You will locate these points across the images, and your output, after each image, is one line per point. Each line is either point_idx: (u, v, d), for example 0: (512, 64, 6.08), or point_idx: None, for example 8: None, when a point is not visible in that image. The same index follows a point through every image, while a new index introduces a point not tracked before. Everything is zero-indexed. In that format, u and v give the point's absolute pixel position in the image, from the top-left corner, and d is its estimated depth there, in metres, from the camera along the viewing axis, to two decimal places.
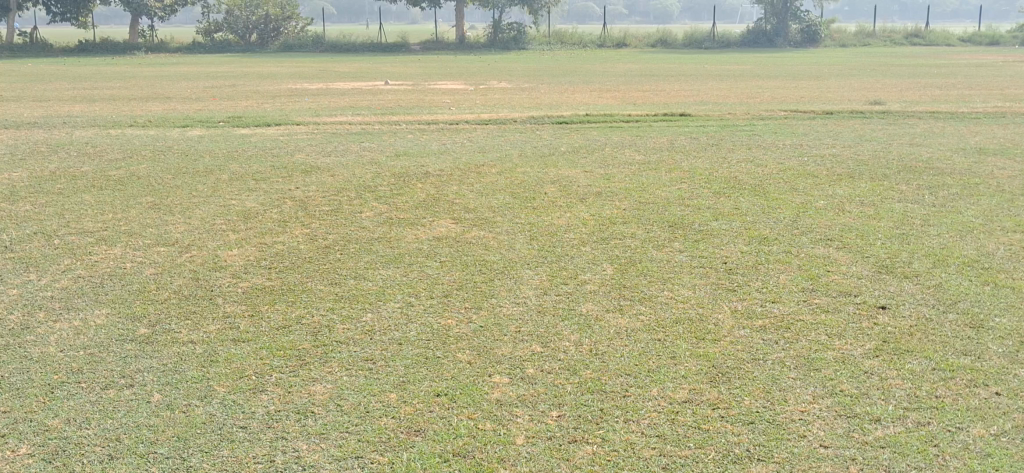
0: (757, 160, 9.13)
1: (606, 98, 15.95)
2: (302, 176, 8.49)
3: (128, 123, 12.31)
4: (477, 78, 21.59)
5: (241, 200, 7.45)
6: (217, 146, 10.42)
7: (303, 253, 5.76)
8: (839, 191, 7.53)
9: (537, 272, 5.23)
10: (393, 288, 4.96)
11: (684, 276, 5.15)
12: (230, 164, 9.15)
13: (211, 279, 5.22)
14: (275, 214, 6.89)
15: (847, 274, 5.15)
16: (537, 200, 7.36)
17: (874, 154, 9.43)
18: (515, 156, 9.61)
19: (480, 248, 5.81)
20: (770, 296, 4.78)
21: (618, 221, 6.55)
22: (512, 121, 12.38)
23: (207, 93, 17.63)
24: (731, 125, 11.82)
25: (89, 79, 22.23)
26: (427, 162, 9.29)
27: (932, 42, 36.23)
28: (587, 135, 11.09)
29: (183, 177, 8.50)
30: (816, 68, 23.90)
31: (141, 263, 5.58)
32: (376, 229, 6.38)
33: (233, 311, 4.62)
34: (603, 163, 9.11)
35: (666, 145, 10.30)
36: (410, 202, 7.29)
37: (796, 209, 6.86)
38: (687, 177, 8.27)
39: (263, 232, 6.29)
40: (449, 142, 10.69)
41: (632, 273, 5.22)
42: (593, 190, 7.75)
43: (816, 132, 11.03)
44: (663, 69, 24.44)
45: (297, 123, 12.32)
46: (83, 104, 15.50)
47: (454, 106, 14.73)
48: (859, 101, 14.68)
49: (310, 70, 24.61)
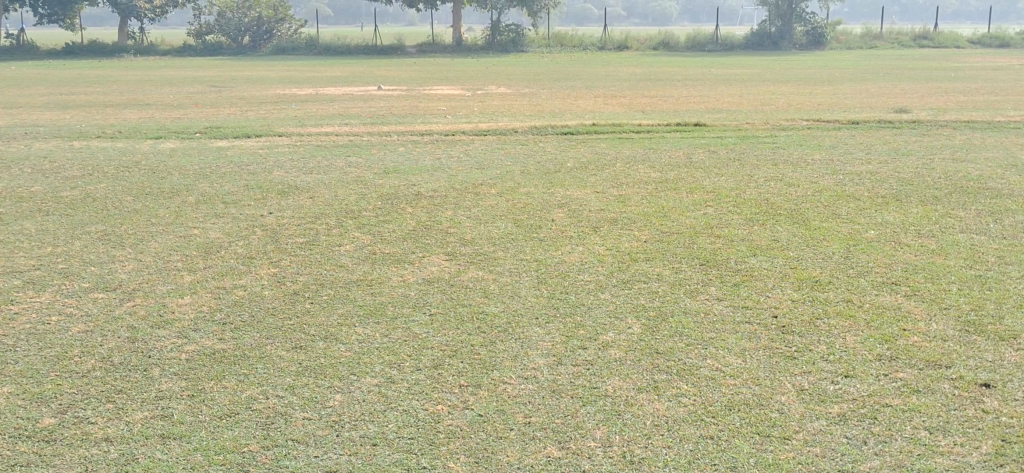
0: (786, 179, 8.21)
1: (611, 104, 15.03)
2: (276, 198, 7.54)
3: (95, 134, 11.35)
4: (474, 83, 20.65)
5: (202, 229, 6.50)
6: (188, 161, 9.47)
7: (266, 303, 4.80)
8: (888, 218, 6.60)
9: (548, 332, 4.27)
10: (372, 354, 4.01)
11: (730, 336, 4.19)
12: (198, 184, 8.20)
13: (149, 339, 4.26)
14: (239, 248, 5.92)
15: (930, 334, 4.21)
16: (544, 228, 6.42)
17: (916, 171, 8.50)
18: (516, 172, 8.71)
19: (478, 295, 4.86)
20: (840, 368, 3.82)
21: (640, 257, 5.61)
22: (513, 131, 11.46)
23: (189, 99, 16.69)
24: (750, 136, 10.91)
25: (68, 83, 21.19)
26: (419, 180, 8.36)
27: (942, 45, 35.35)
28: (595, 147, 10.17)
29: (143, 199, 7.55)
30: (827, 72, 22.94)
31: (69, 316, 4.61)
32: (355, 268, 5.42)
33: (167, 388, 3.66)
34: (614, 182, 8.19)
35: (682, 159, 9.39)
36: (397, 232, 6.34)
37: (844, 243, 5.92)
38: (711, 200, 7.34)
39: (221, 273, 5.34)
40: (444, 156, 9.76)
41: (665, 331, 4.26)
42: (607, 215, 6.82)
43: (845, 145, 10.10)
44: (667, 73, 23.50)
45: (281, 134, 11.38)
46: (54, 112, 14.50)
47: (450, 114, 13.83)
48: (883, 108, 13.74)
49: (301, 75, 23.64)
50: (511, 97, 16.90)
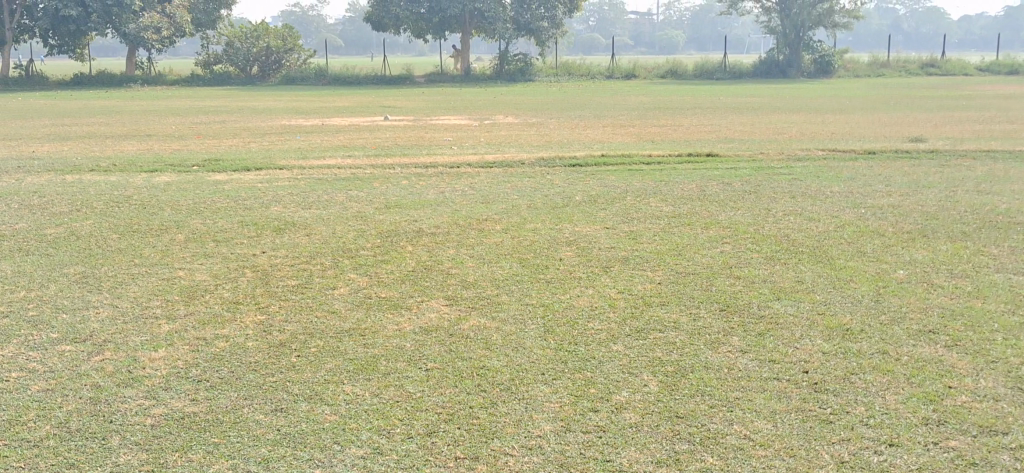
0: (806, 213, 7.82)
1: (621, 134, 14.68)
2: (270, 236, 7.18)
3: (90, 167, 10.98)
4: (481, 112, 20.33)
5: (188, 270, 6.13)
6: (183, 195, 9.13)
7: (247, 356, 4.40)
8: (918, 256, 6.18)
9: (556, 391, 3.87)
10: (360, 418, 3.62)
11: (757, 398, 3.79)
12: (190, 220, 7.84)
13: (115, 401, 3.89)
14: (224, 292, 5.55)
15: (980, 393, 3.79)
16: (552, 268, 6.02)
17: (940, 204, 8.09)
18: (523, 206, 8.34)
19: (479, 347, 4.46)
20: (883, 435, 3.40)
21: (653, 302, 5.20)
22: (520, 162, 11.10)
23: (192, 130, 16.40)
24: (765, 166, 10.53)
25: (71, 114, 20.90)
26: (421, 215, 7.99)
27: (950, 72, 35.02)
28: (604, 180, 9.79)
29: (130, 237, 7.19)
30: (838, 100, 22.59)
31: (30, 371, 4.23)
32: (349, 315, 5.03)
33: (127, 462, 3.28)
34: (626, 217, 7.80)
35: (695, 191, 9.01)
36: (395, 273, 5.95)
37: (873, 284, 5.50)
38: (729, 236, 6.94)
39: (202, 321, 4.96)
40: (449, 190, 9.40)
41: (685, 391, 3.86)
42: (618, 254, 6.43)
43: (864, 176, 9.69)
44: (676, 101, 23.17)
45: (282, 167, 11.03)
46: (52, 144, 14.15)
47: (456, 145, 13.49)
48: (898, 138, 13.35)
49: (307, 104, 23.39)
50: (518, 127, 16.57)
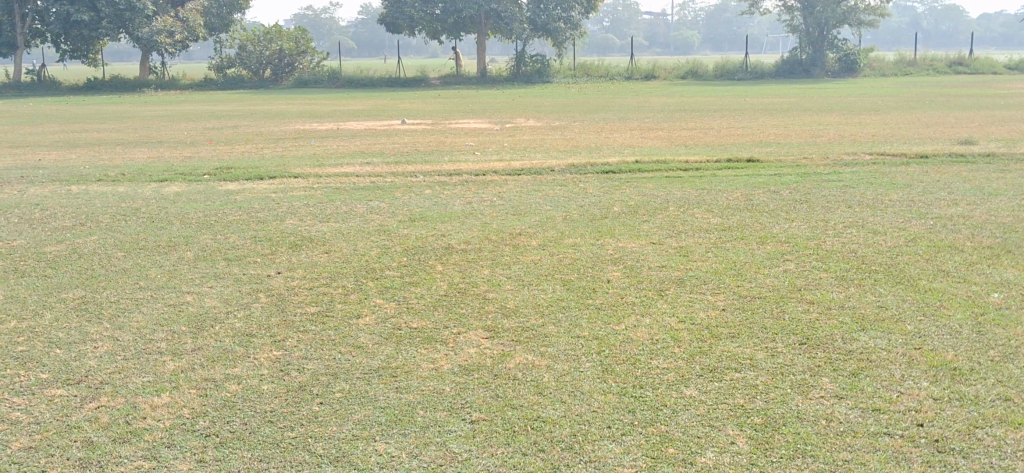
0: (868, 225, 7.17)
1: (651, 138, 14.07)
2: (286, 254, 6.59)
3: (97, 177, 10.44)
4: (501, 115, 19.73)
5: (197, 295, 5.54)
6: (193, 207, 8.57)
7: (263, 403, 3.81)
8: (1010, 277, 5.54)
9: (629, 452, 3.27)
10: None
11: (873, 462, 3.17)
12: (200, 236, 7.26)
13: (109, 463, 3.30)
14: (235, 322, 4.95)
15: None
16: (600, 292, 5.41)
17: (1014, 214, 7.43)
18: (558, 218, 7.74)
19: (530, 392, 3.86)
20: None
21: (721, 334, 4.58)
22: (549, 169, 10.49)
23: (204, 136, 15.89)
24: (812, 172, 9.89)
25: (81, 120, 20.42)
26: (449, 229, 7.41)
27: (978, 70, 34.20)
28: (641, 188, 9.18)
29: (135, 256, 6.62)
30: (869, 100, 21.89)
31: (14, 424, 3.64)
32: (378, 351, 4.43)
33: None
34: (672, 230, 7.18)
35: (742, 201, 8.38)
36: (425, 298, 5.35)
37: (968, 311, 4.87)
38: (790, 253, 6.32)
39: (211, 358, 4.38)
40: (476, 200, 8.80)
41: (783, 452, 3.25)
42: (671, 274, 5.81)
43: (922, 183, 9.04)
44: (701, 103, 22.51)
45: (297, 175, 10.46)
46: (59, 152, 13.63)
47: (478, 150, 12.91)
48: (946, 140, 12.67)
49: (322, 108, 22.86)
50: (541, 130, 15.95)
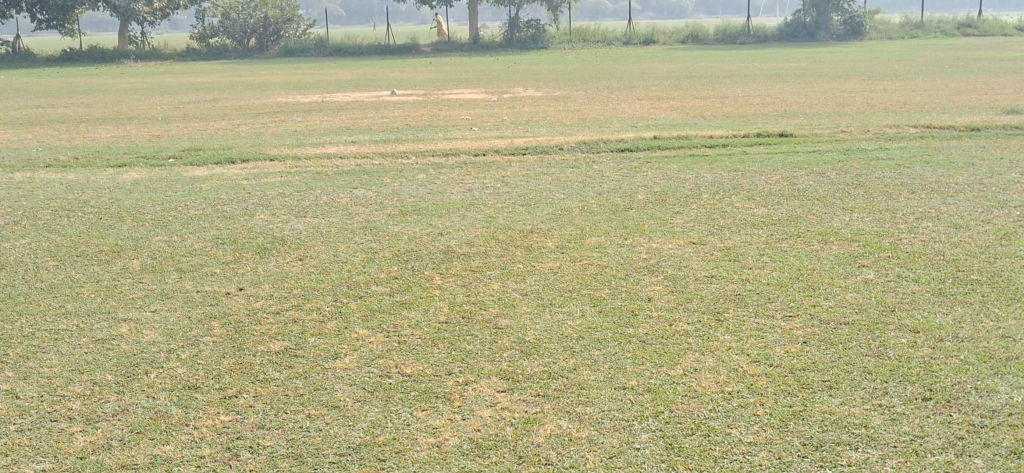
0: (944, 216, 6.04)
1: (663, 109, 12.91)
2: (252, 262, 5.45)
3: (47, 162, 9.25)
4: (497, 84, 18.51)
5: (136, 324, 4.41)
6: (151, 199, 7.40)
7: None
8: None
9: None
10: None
11: None
12: (152, 238, 6.11)
13: None
14: (177, 368, 3.83)
15: None
16: (641, 317, 4.28)
17: None
18: (575, 210, 6.60)
19: None
20: None
21: (814, 384, 3.47)
22: (557, 147, 9.34)
23: (178, 111, 14.66)
24: (856, 148, 8.76)
25: (51, 93, 19.14)
26: (449, 225, 6.27)
27: (987, 32, 32.93)
28: (664, 169, 8.05)
29: (70, 266, 5.47)
30: (885, 64, 20.71)
31: None
32: (361, 415, 3.32)
33: None
34: (711, 224, 6.05)
35: (784, 184, 7.27)
36: (420, 328, 4.22)
37: None
38: (863, 256, 5.21)
39: (137, 430, 3.27)
40: (477, 187, 7.65)
41: None
42: (725, 289, 4.67)
43: (984, 161, 7.92)
44: (706, 68, 21.28)
45: (273, 157, 9.29)
46: (15, 131, 12.40)
47: (476, 125, 11.73)
48: (988, 109, 11.52)
49: (307, 78, 21.60)
50: (542, 101, 14.74)
